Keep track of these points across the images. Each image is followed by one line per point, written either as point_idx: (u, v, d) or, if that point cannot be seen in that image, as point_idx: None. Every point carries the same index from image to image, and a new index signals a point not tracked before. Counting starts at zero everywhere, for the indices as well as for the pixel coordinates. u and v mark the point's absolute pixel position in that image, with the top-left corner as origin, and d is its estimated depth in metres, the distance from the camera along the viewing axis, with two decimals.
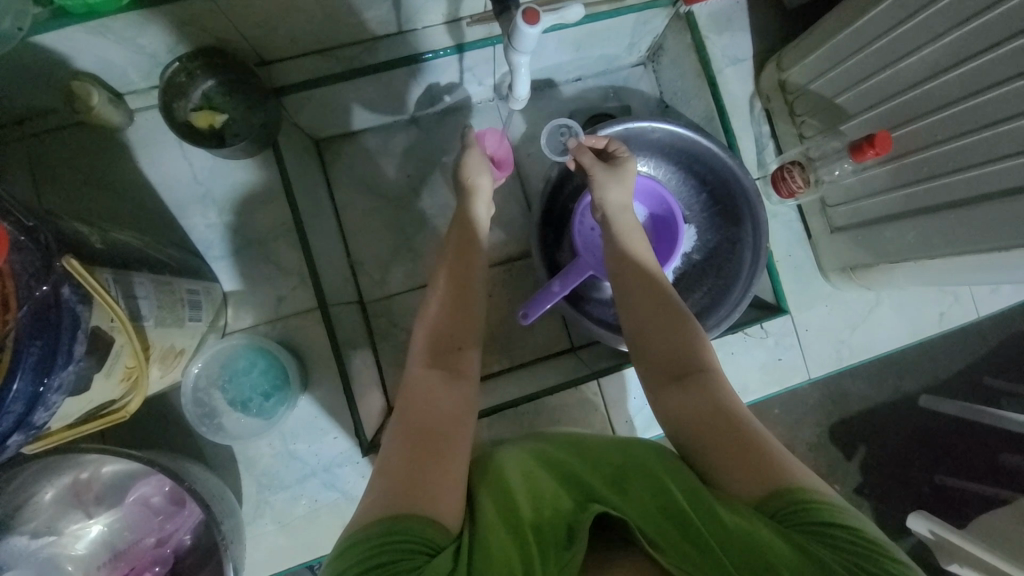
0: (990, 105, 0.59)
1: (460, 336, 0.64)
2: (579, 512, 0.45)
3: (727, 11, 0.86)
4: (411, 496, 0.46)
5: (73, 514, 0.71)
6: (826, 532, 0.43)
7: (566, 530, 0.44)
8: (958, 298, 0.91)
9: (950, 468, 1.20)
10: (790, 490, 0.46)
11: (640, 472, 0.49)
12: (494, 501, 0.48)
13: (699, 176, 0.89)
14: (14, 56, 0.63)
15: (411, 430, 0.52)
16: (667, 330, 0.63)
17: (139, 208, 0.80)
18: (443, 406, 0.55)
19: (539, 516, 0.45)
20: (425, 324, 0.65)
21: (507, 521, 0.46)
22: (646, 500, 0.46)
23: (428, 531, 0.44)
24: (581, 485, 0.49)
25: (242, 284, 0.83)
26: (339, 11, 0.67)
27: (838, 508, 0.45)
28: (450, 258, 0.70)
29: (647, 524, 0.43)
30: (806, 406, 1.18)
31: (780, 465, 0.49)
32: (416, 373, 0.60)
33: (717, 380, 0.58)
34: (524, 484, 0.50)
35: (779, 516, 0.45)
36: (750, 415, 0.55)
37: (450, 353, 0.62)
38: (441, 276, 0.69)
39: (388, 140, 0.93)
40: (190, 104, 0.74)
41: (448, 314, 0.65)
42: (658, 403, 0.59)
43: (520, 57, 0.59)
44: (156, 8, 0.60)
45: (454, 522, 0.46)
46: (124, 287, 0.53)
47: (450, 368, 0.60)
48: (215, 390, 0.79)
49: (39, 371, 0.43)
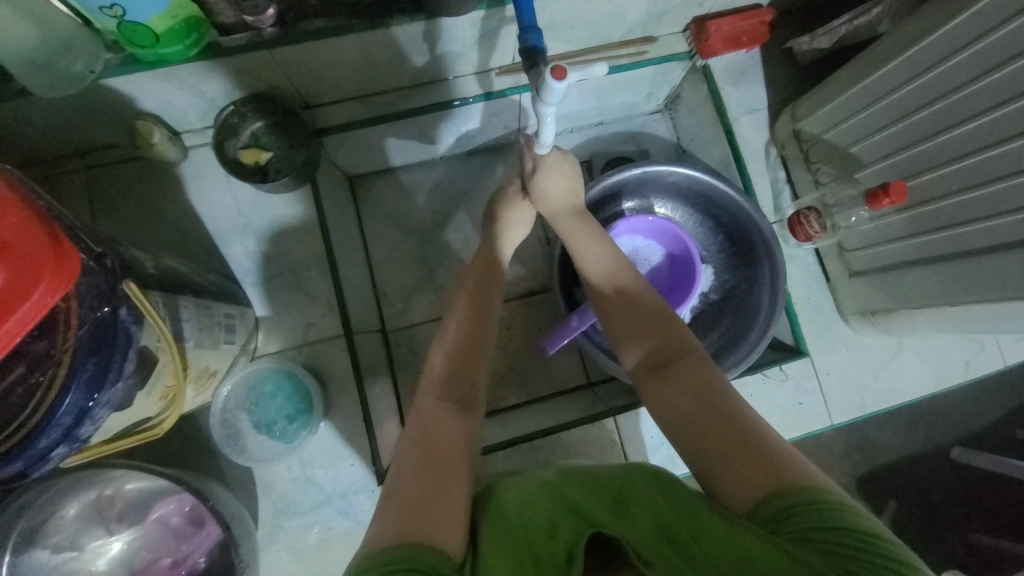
0: (1000, 159, 0.61)
1: (468, 367, 0.64)
2: (576, 535, 0.45)
3: (742, 65, 0.91)
4: (416, 526, 0.46)
5: (95, 530, 0.72)
6: (821, 537, 0.43)
7: (566, 555, 0.44)
8: (983, 346, 0.89)
9: (985, 527, 1.14)
10: (783, 493, 0.46)
11: (642, 497, 0.49)
12: (498, 531, 0.48)
13: (716, 218, 0.91)
14: (88, 97, 0.70)
15: (416, 461, 0.53)
16: (645, 329, 0.63)
17: (185, 235, 0.86)
18: (447, 440, 0.56)
19: (538, 545, 0.45)
20: (437, 355, 0.66)
21: (511, 552, 0.46)
22: (647, 524, 0.46)
23: (430, 558, 0.44)
24: (576, 508, 0.49)
25: (272, 310, 0.86)
26: (383, 62, 0.73)
27: (831, 507, 0.44)
28: (469, 287, 0.71)
29: (646, 542, 0.44)
30: (831, 454, 1.14)
31: (774, 463, 0.49)
32: (426, 403, 0.61)
33: (701, 374, 0.57)
34: (524, 511, 0.50)
35: (773, 523, 0.45)
36: (747, 409, 0.54)
37: (461, 388, 0.63)
38: (458, 306, 0.69)
39: (418, 176, 0.98)
40: (239, 143, 0.80)
41: (457, 347, 0.65)
42: (650, 403, 0.60)
43: (547, 108, 0.60)
44: (219, 59, 0.66)
45: (456, 548, 0.46)
46: (171, 310, 0.57)
47: (458, 401, 0.61)
48: (241, 412, 0.81)
49: (91, 386, 0.47)
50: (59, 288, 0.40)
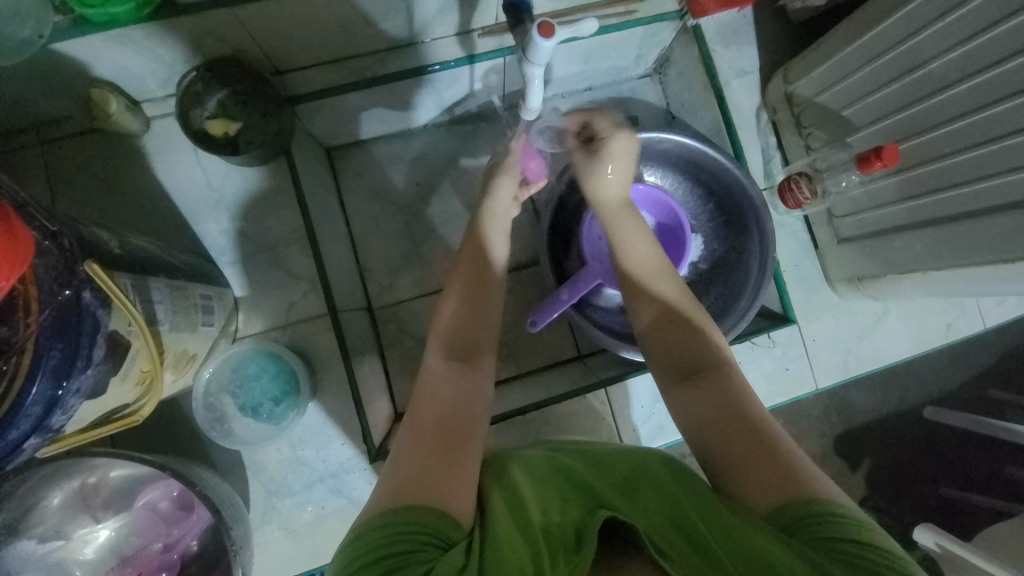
0: (991, 121, 0.60)
1: (473, 330, 0.64)
2: (587, 517, 0.45)
3: (734, 25, 0.88)
4: (424, 492, 0.47)
5: (81, 518, 0.71)
6: (839, 546, 0.43)
7: (574, 535, 0.44)
8: (964, 309, 0.91)
9: (955, 481, 1.19)
10: (805, 502, 0.46)
11: (653, 480, 0.50)
12: (505, 506, 0.48)
13: (706, 186, 0.89)
14: (33, 65, 0.64)
15: (428, 420, 0.54)
16: (683, 335, 0.62)
17: (153, 213, 0.81)
18: (457, 406, 0.56)
19: (549, 519, 0.46)
20: (440, 321, 0.65)
21: (519, 524, 0.45)
22: (655, 508, 0.46)
23: (440, 522, 0.45)
24: (587, 488, 0.49)
25: (251, 290, 0.83)
26: (358, 23, 0.69)
27: (854, 522, 0.44)
28: (469, 253, 0.70)
29: (656, 529, 0.44)
30: (811, 417, 1.17)
31: (795, 474, 0.49)
32: (433, 365, 0.60)
33: (731, 382, 0.57)
34: (531, 487, 0.51)
35: (792, 529, 0.45)
36: (769, 418, 0.54)
37: (466, 351, 0.62)
38: (459, 272, 0.68)
39: (399, 147, 0.94)
40: (205, 113, 0.75)
41: (464, 310, 0.65)
42: (670, 404, 0.60)
43: (533, 69, 0.58)
44: (176, 20, 0.61)
45: (465, 516, 0.47)
46: (141, 292, 0.54)
47: (465, 364, 0.60)
48: (226, 395, 0.80)
49: (59, 373, 0.44)
50: (11, 273, 0.37)
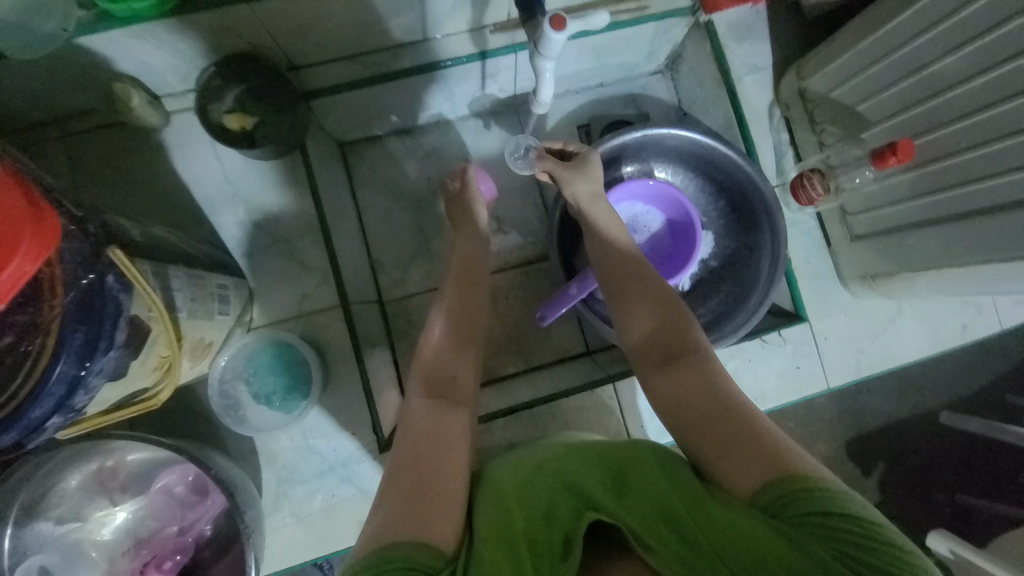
0: (1008, 116, 0.59)
1: (460, 364, 0.65)
2: (574, 520, 0.47)
3: (748, 21, 0.87)
4: (406, 526, 0.46)
5: (99, 501, 0.73)
6: (822, 522, 0.43)
7: (563, 540, 0.46)
8: (981, 309, 0.89)
9: (972, 487, 1.17)
10: (784, 480, 0.46)
11: (641, 474, 0.51)
12: (490, 514, 0.50)
13: (717, 182, 0.89)
14: (60, 59, 0.66)
15: (409, 448, 0.54)
16: (660, 321, 0.62)
17: (172, 206, 0.83)
18: (439, 433, 0.56)
19: (534, 529, 0.47)
20: (424, 346, 0.66)
21: (501, 533, 0.47)
22: (645, 506, 0.47)
23: (423, 554, 0.44)
24: (575, 487, 0.50)
25: (266, 282, 0.85)
26: (372, 19, 0.70)
27: (833, 495, 0.45)
28: (454, 282, 0.71)
29: (644, 526, 0.45)
30: (823, 419, 1.16)
31: (773, 451, 0.49)
32: (413, 399, 0.61)
33: (707, 366, 0.57)
34: (521, 488, 0.52)
35: (773, 509, 0.45)
36: (748, 401, 0.54)
37: (447, 379, 0.63)
38: (444, 297, 0.70)
39: (411, 143, 0.95)
40: (223, 107, 0.77)
41: (452, 343, 0.66)
42: (650, 393, 0.59)
43: (545, 62, 0.59)
44: (196, 15, 0.62)
45: (449, 545, 0.47)
46: (161, 279, 0.56)
47: (446, 395, 0.61)
48: (240, 383, 0.81)
49: (82, 354, 0.46)
50: (37, 257, 0.38)
